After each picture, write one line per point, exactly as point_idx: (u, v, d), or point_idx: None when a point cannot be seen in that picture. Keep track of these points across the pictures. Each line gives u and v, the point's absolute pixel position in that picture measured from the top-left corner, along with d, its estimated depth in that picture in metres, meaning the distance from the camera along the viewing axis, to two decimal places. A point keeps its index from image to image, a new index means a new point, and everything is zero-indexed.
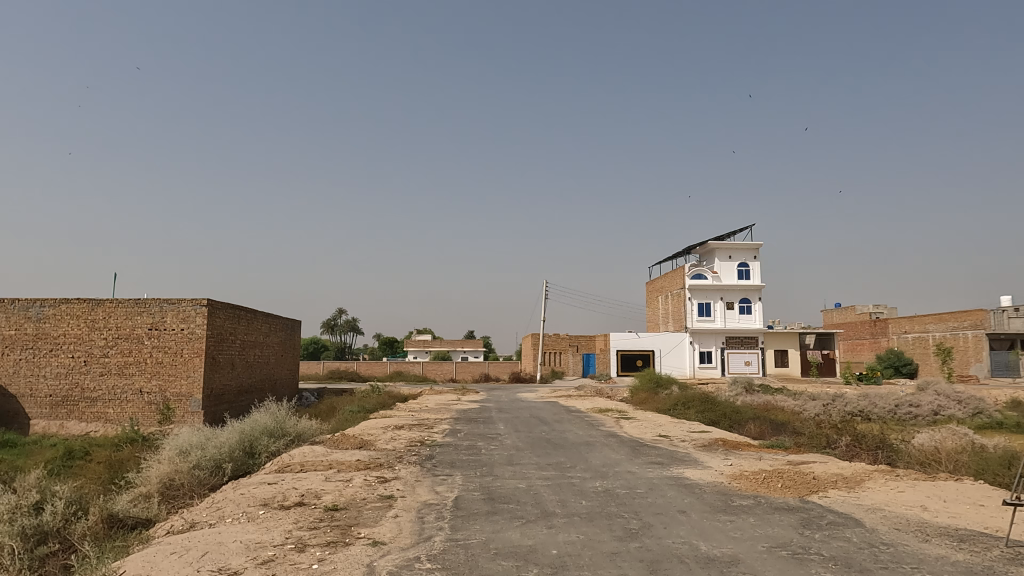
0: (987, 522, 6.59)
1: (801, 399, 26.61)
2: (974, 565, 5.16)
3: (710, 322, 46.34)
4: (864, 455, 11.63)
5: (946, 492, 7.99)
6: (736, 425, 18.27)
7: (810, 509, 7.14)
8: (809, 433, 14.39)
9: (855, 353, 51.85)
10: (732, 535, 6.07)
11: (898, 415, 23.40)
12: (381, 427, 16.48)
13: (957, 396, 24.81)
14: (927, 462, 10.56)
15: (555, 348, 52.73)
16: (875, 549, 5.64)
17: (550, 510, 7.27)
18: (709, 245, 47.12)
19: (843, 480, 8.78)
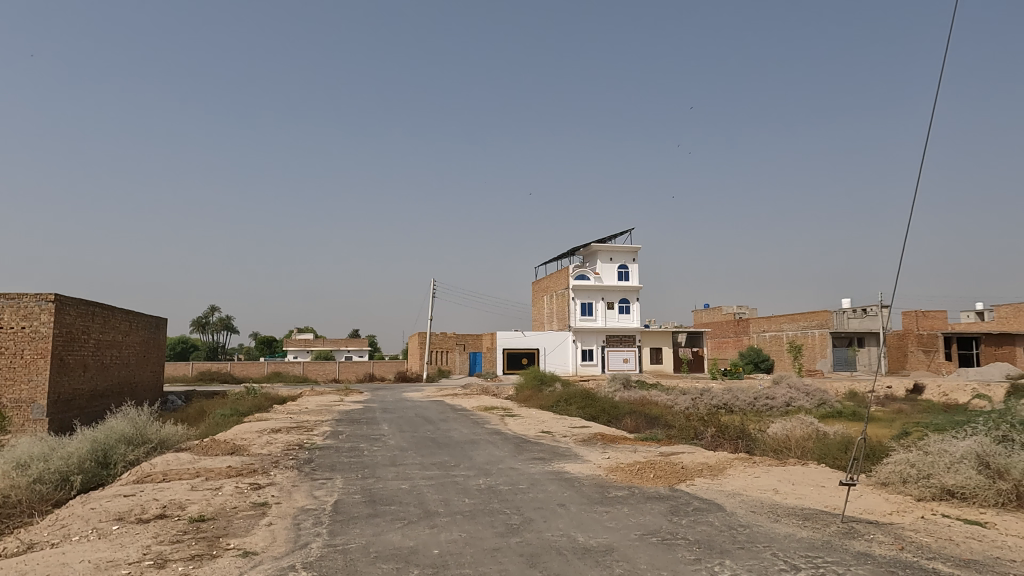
0: (826, 501, 7.37)
1: (673, 394, 28.31)
2: (815, 541, 5.73)
3: (591, 321, 48.22)
4: (727, 444, 12.64)
5: (795, 476, 8.87)
6: (614, 420, 19.17)
7: (677, 497, 7.62)
8: (679, 425, 15.36)
9: (720, 351, 56.14)
10: (607, 525, 6.35)
11: (757, 406, 25.60)
12: (256, 431, 15.63)
13: (805, 388, 27.55)
14: (778, 449, 11.66)
15: (441, 347, 52.56)
16: (734, 531, 6.11)
17: (433, 509, 7.24)
18: (591, 247, 49.13)
19: (707, 469, 9.47)
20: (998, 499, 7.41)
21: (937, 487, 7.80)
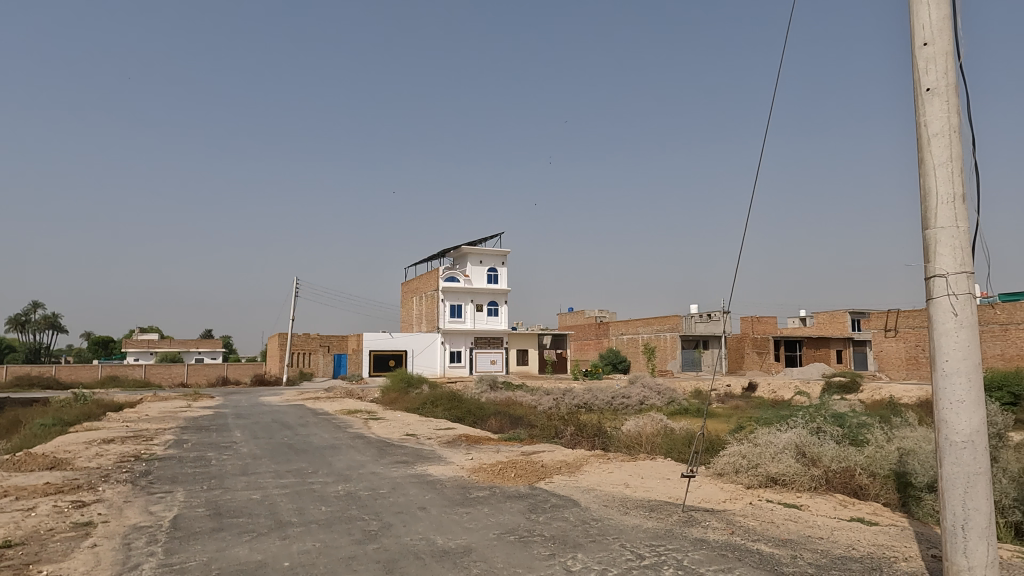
0: (670, 492, 7.94)
1: (537, 395, 29.14)
2: (659, 530, 6.15)
3: (460, 323, 48.40)
4: (585, 442, 13.22)
5: (644, 470, 9.48)
6: (479, 421, 19.36)
7: (536, 495, 7.84)
8: (540, 425, 15.84)
9: (582, 352, 58.74)
10: (466, 526, 6.39)
11: (614, 405, 27.05)
12: (82, 442, 13.96)
13: (657, 387, 29.54)
14: (630, 445, 12.38)
15: (304, 348, 50.26)
16: (587, 525, 6.39)
17: (285, 519, 6.87)
18: (462, 250, 49.34)
19: (565, 466, 9.84)
20: (811, 483, 8.42)
21: (764, 475, 8.69)
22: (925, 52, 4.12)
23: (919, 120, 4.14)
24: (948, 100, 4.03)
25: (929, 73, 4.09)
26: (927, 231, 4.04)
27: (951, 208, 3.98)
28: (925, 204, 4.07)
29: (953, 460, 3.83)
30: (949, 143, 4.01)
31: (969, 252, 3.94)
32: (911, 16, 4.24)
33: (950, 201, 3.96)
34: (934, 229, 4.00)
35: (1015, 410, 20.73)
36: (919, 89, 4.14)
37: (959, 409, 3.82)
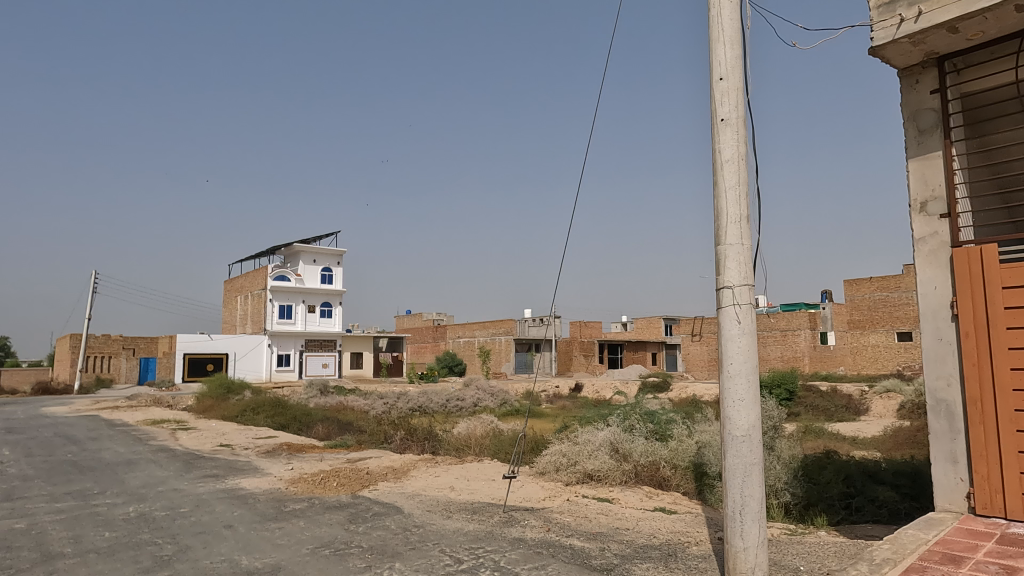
0: (493, 494, 8.08)
1: (370, 398, 28.36)
2: (479, 532, 6.20)
3: (290, 324, 45.75)
4: (414, 446, 13.07)
5: (470, 472, 9.56)
6: (304, 427, 18.35)
7: (358, 504, 7.55)
8: (370, 430, 15.40)
9: (418, 355, 58.42)
10: (278, 542, 5.96)
11: (448, 408, 27.13)
12: None
13: (491, 390, 30.18)
14: (459, 447, 12.46)
15: (103, 351, 44.43)
16: (408, 532, 6.27)
17: (56, 551, 5.91)
18: (294, 247, 46.75)
19: (391, 472, 9.61)
20: (622, 478, 9.05)
21: (581, 472, 9.17)
22: (721, 86, 4.57)
23: (714, 147, 4.57)
24: (738, 132, 4.51)
25: (724, 105, 4.54)
26: (719, 246, 4.48)
27: (738, 228, 4.45)
28: (718, 222, 4.50)
29: (734, 453, 4.28)
30: (738, 169, 4.48)
31: (751, 267, 4.43)
32: (710, 53, 4.68)
33: (738, 221, 4.42)
34: (725, 245, 4.44)
35: (790, 405, 24.12)
36: (715, 119, 4.58)
37: (739, 407, 4.27)
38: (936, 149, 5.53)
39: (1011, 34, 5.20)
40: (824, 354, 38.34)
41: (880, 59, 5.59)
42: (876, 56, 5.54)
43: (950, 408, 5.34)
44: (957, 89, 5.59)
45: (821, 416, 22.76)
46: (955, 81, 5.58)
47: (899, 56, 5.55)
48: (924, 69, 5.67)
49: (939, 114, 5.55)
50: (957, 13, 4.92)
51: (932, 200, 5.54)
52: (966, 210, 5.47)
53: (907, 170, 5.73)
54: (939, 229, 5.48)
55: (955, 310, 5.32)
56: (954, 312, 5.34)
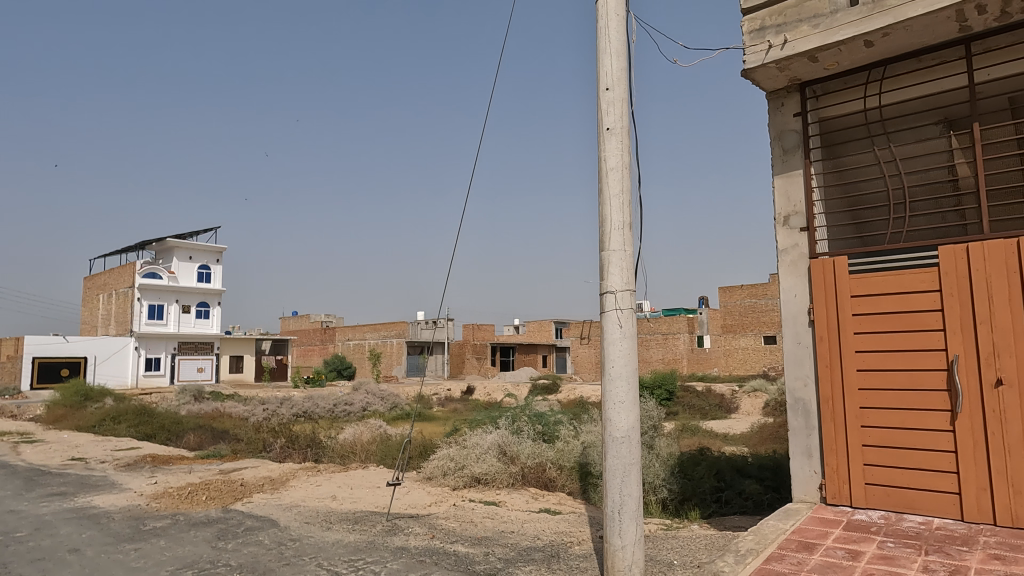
0: (377, 502, 7.84)
1: (250, 404, 26.77)
2: (360, 543, 5.97)
3: (161, 326, 42.34)
4: (296, 454, 12.45)
5: (354, 480, 9.22)
6: (174, 437, 16.97)
7: (229, 518, 7.04)
8: (247, 439, 14.51)
9: (305, 358, 56.10)
10: (133, 565, 5.41)
11: (335, 413, 26.14)
12: None
13: (381, 394, 29.48)
14: (344, 454, 12.02)
15: None
16: (283, 547, 5.92)
17: None
18: (166, 242, 43.34)
19: (269, 483, 9.07)
20: (509, 480, 9.10)
21: (468, 476, 9.12)
22: (607, 96, 4.69)
23: (600, 155, 4.68)
24: (622, 141, 4.63)
25: (609, 115, 4.66)
26: (603, 252, 4.58)
27: (621, 234, 4.57)
28: (602, 228, 4.61)
29: (614, 454, 4.38)
30: (622, 177, 4.61)
31: (632, 273, 4.57)
32: (597, 63, 4.79)
33: (621, 228, 4.54)
34: (608, 250, 4.54)
35: (670, 405, 25.47)
36: (602, 127, 4.69)
37: (620, 409, 4.38)
38: (798, 167, 6.00)
39: (860, 65, 5.75)
40: (700, 356, 41.06)
41: (751, 81, 5.99)
42: (747, 77, 5.93)
43: (807, 406, 5.80)
44: (815, 113, 6.10)
45: (697, 415, 24.22)
46: (814, 106, 6.09)
47: (767, 79, 5.97)
48: (788, 93, 6.14)
49: (800, 136, 6.03)
50: (816, 44, 5.36)
51: (794, 214, 6.00)
52: (822, 225, 5.97)
53: (772, 186, 6.18)
54: (800, 241, 5.94)
55: (813, 316, 5.79)
56: (811, 318, 5.81)
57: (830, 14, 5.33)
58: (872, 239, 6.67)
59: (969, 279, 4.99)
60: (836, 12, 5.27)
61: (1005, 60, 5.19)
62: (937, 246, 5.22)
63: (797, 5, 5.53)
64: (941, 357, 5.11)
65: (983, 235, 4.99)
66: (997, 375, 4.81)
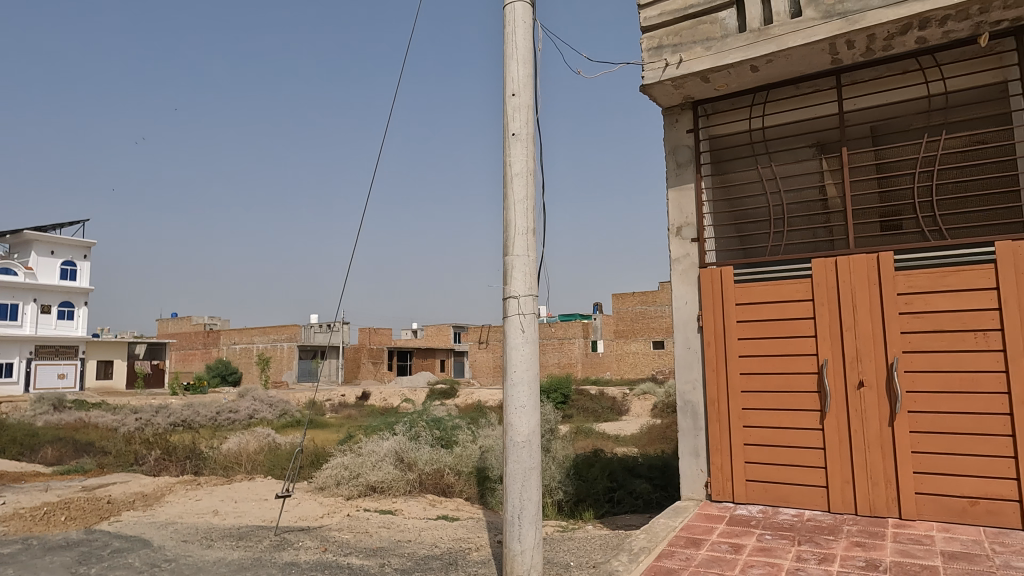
0: (265, 515, 7.43)
1: (120, 414, 24.59)
2: (245, 561, 5.60)
3: (14, 327, 37.98)
4: (173, 467, 11.55)
5: (238, 493, 8.68)
6: (27, 451, 15.23)
7: (93, 540, 6.38)
8: (116, 451, 13.29)
9: (185, 364, 52.41)
10: None
11: (218, 421, 24.54)
12: None
13: (269, 400, 28.07)
14: (228, 465, 11.31)
15: None
16: (156, 569, 5.43)
17: None
18: (23, 235, 39.02)
19: (141, 499, 8.33)
20: (405, 487, 8.92)
21: (363, 485, 8.85)
22: (513, 102, 4.71)
23: (506, 159, 4.69)
24: (527, 147, 4.67)
25: (515, 120, 4.69)
26: (507, 257, 4.58)
27: (524, 240, 4.59)
28: (507, 233, 4.61)
29: (515, 458, 4.38)
30: (526, 183, 4.64)
31: (535, 278, 4.60)
32: (504, 68, 4.81)
33: (525, 234, 4.56)
34: (512, 255, 4.55)
35: (565, 408, 26.08)
36: (508, 133, 4.70)
37: (522, 413, 4.39)
38: (690, 181, 6.32)
39: (746, 88, 6.14)
40: (594, 360, 42.49)
41: (649, 97, 6.24)
42: (646, 93, 6.17)
43: (695, 408, 6.10)
44: (706, 131, 6.45)
45: (590, 418, 24.97)
46: (705, 123, 6.43)
47: (664, 96, 6.24)
48: (682, 110, 6.46)
49: (692, 151, 6.35)
50: (709, 66, 5.67)
51: (686, 225, 6.30)
52: (711, 236, 6.32)
53: (666, 199, 6.47)
54: (690, 251, 6.26)
55: (701, 323, 6.10)
56: (699, 324, 6.12)
57: (721, 38, 5.66)
58: (754, 251, 7.12)
59: (837, 290, 5.45)
60: (727, 36, 5.61)
61: (869, 92, 5.73)
62: (811, 259, 5.67)
63: (692, 27, 5.83)
64: (813, 361, 5.55)
65: (849, 249, 5.46)
66: (859, 377, 5.29)
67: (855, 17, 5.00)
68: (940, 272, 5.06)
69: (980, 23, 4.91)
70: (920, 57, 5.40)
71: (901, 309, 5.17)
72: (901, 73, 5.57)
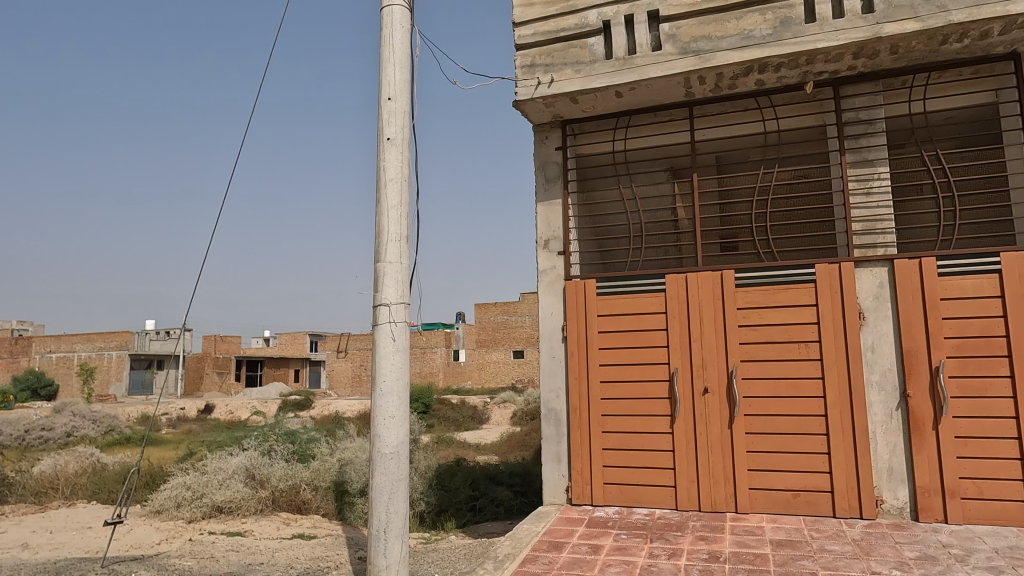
0: (88, 546, 6.59)
1: None
2: None
3: None
4: None
5: (54, 522, 7.62)
6: None
7: None
8: None
9: None
10: None
11: (27, 442, 21.32)
12: None
13: (92, 416, 24.92)
14: (41, 490, 9.91)
15: None
16: None
17: None
18: None
19: None
20: (257, 507, 8.36)
21: (208, 506, 8.17)
22: (389, 106, 4.63)
23: (379, 164, 4.58)
24: (402, 152, 4.60)
25: (391, 125, 4.60)
26: (378, 263, 4.47)
27: (397, 247, 4.50)
28: (378, 239, 4.49)
29: (382, 471, 4.26)
30: (400, 189, 4.56)
31: (407, 286, 4.53)
32: (380, 71, 4.71)
33: (398, 241, 4.48)
34: (384, 262, 4.45)
35: (426, 417, 25.83)
36: (382, 136, 4.61)
37: (390, 424, 4.28)
38: (558, 197, 6.57)
39: (611, 112, 6.50)
40: (455, 369, 42.59)
41: (520, 112, 6.40)
42: (517, 108, 6.32)
43: (558, 415, 6.31)
44: (573, 149, 6.75)
45: (451, 427, 24.91)
46: (572, 142, 6.73)
47: (536, 112, 6.44)
48: (551, 128, 6.71)
49: (561, 168, 6.61)
50: (578, 88, 5.94)
51: (553, 239, 6.54)
52: (576, 250, 6.60)
53: (535, 212, 6.66)
54: (556, 263, 6.50)
55: (565, 333, 6.34)
56: (564, 334, 6.35)
57: (589, 63, 5.96)
58: (614, 265, 7.53)
59: (687, 303, 5.93)
60: (595, 62, 5.92)
61: (715, 125, 6.30)
62: (664, 275, 6.10)
63: (563, 50, 6.09)
64: (665, 369, 5.96)
65: (697, 267, 5.96)
66: (704, 384, 5.77)
67: (706, 55, 5.50)
68: (771, 289, 5.67)
69: (807, 72, 5.60)
70: (758, 97, 6.03)
71: (740, 322, 5.73)
72: (743, 110, 6.19)
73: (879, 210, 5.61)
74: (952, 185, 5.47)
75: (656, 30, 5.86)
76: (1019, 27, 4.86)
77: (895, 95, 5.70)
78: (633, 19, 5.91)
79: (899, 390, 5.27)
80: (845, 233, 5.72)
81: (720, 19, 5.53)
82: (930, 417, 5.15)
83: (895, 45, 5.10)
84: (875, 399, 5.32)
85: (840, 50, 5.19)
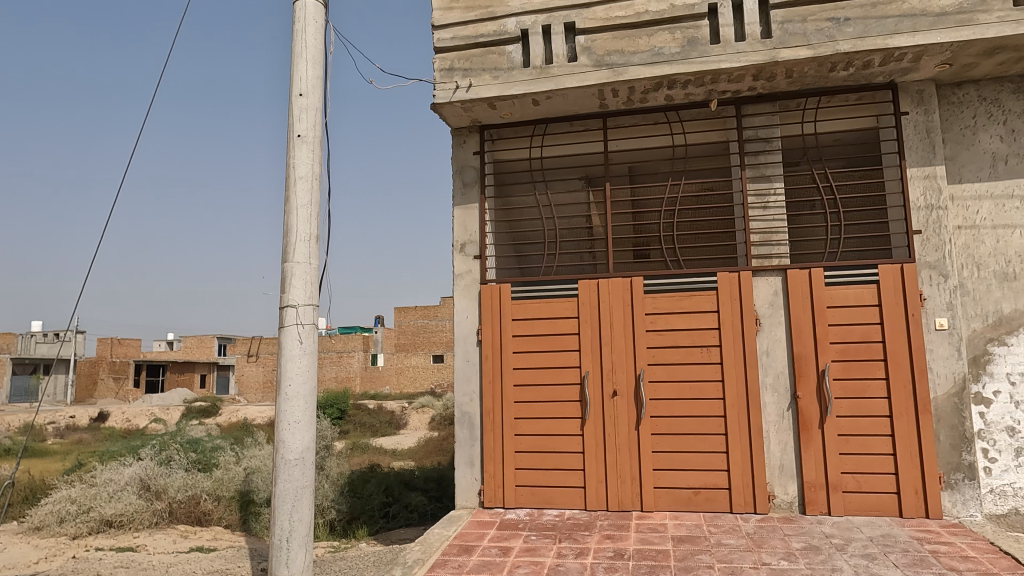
0: None
1: None
2: None
3: None
4: None
5: None
6: None
7: None
8: None
9: None
10: None
11: None
12: None
13: None
14: None
15: None
16: None
17: None
18: None
19: None
20: (151, 520, 7.85)
21: (95, 520, 7.62)
22: (300, 102, 4.50)
23: (289, 162, 4.45)
24: (314, 150, 4.48)
25: (301, 122, 4.48)
26: (285, 263, 4.33)
27: (306, 247, 4.38)
28: (286, 239, 4.35)
29: (286, 477, 4.12)
30: (310, 188, 4.44)
31: (317, 287, 4.41)
32: (291, 66, 4.58)
33: (307, 240, 4.35)
34: (291, 262, 4.32)
35: (341, 424, 25.12)
36: (292, 133, 4.48)
37: (295, 429, 4.15)
38: (475, 201, 6.60)
39: (528, 119, 6.60)
40: (373, 374, 41.78)
41: (438, 115, 6.39)
42: (435, 111, 6.31)
43: (472, 419, 6.31)
44: (491, 154, 6.80)
45: (367, 433, 24.38)
46: (490, 147, 6.78)
47: (454, 116, 6.44)
48: (469, 133, 6.73)
49: (477, 172, 6.65)
50: (496, 94, 6.00)
51: (469, 243, 6.55)
52: (492, 254, 6.65)
53: (452, 216, 6.65)
54: (473, 267, 6.52)
55: (480, 337, 6.36)
56: (479, 338, 6.37)
57: (507, 70, 6.04)
58: (529, 271, 7.64)
59: (599, 309, 6.09)
60: (512, 69, 6.00)
61: (627, 136, 6.53)
62: (577, 280, 6.24)
63: (482, 55, 6.13)
64: (576, 372, 6.10)
65: (608, 273, 6.13)
66: (614, 387, 5.95)
67: (619, 69, 5.69)
68: (677, 296, 5.92)
69: (711, 91, 5.91)
70: (667, 111, 6.30)
71: (648, 327, 5.95)
72: (653, 123, 6.45)
73: (775, 223, 5.98)
74: (838, 202, 5.91)
75: (572, 41, 6.00)
76: (896, 60, 5.34)
77: (790, 116, 6.12)
78: (551, 29, 6.03)
79: (790, 391, 5.63)
80: (744, 243, 6.05)
81: (632, 34, 5.74)
82: (817, 417, 5.54)
83: (790, 69, 5.47)
84: (769, 401, 5.66)
85: (742, 71, 5.51)
